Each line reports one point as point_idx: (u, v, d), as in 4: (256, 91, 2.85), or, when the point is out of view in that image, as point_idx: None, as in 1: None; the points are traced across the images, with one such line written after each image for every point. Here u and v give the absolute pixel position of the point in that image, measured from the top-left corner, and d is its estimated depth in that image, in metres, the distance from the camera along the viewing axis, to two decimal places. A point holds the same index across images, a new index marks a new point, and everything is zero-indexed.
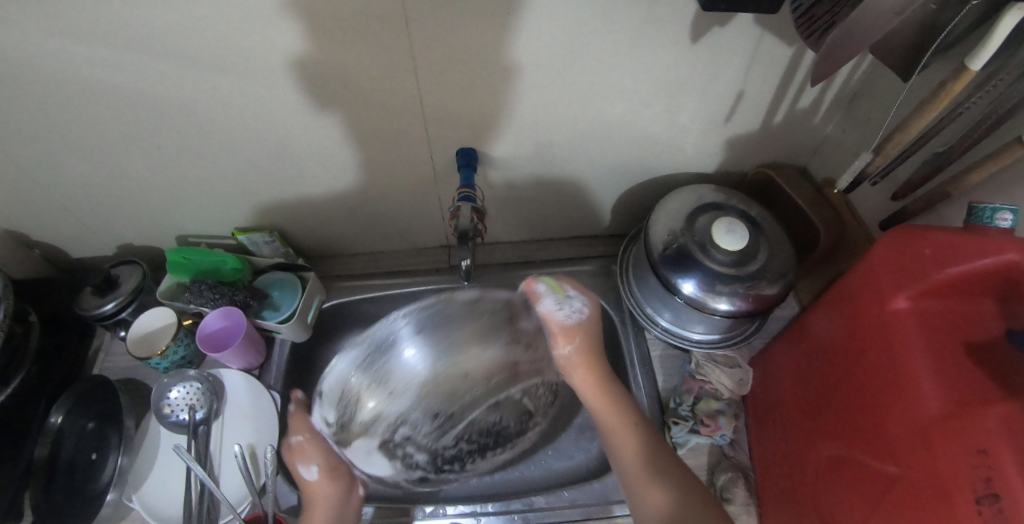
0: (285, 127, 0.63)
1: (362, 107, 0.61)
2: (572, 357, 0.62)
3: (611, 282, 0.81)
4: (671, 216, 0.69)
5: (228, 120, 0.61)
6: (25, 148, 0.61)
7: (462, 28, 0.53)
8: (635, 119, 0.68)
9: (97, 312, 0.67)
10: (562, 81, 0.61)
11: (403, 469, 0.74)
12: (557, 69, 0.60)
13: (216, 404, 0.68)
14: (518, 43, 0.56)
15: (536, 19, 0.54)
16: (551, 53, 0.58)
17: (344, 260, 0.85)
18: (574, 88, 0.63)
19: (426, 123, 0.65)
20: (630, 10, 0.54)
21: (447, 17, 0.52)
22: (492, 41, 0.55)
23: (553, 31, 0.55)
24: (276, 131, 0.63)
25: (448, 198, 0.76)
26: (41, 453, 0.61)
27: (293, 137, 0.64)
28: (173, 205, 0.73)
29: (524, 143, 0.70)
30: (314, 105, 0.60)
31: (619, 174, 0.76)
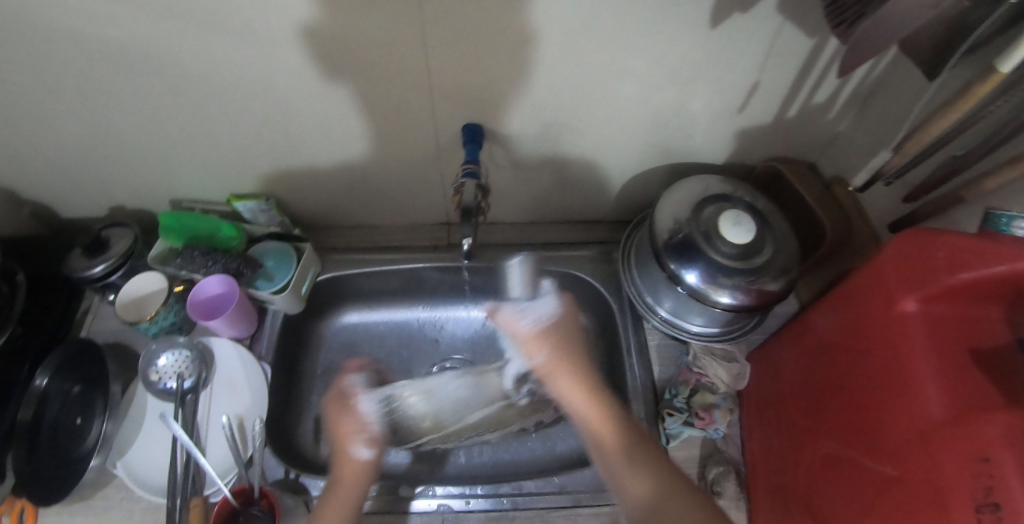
0: (285, 92, 0.60)
1: (368, 77, 0.59)
2: (549, 364, 0.59)
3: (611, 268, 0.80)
4: (677, 205, 0.68)
5: (227, 84, 0.59)
6: (15, 103, 0.59)
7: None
8: (647, 104, 0.66)
9: (86, 274, 0.65)
10: (574, 61, 0.60)
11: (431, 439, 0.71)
12: (571, 49, 0.58)
13: (205, 373, 0.67)
14: (532, 18, 0.54)
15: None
16: (566, 29, 0.56)
17: (340, 231, 0.82)
18: (586, 68, 0.61)
19: (432, 97, 0.63)
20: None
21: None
22: (506, 15, 0.53)
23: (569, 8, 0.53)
24: (278, 97, 0.61)
25: (450, 176, 0.74)
26: (24, 416, 0.59)
27: (294, 104, 0.62)
28: (168, 169, 0.71)
29: (531, 122, 0.68)
30: (317, 72, 0.58)
31: (628, 159, 0.75)
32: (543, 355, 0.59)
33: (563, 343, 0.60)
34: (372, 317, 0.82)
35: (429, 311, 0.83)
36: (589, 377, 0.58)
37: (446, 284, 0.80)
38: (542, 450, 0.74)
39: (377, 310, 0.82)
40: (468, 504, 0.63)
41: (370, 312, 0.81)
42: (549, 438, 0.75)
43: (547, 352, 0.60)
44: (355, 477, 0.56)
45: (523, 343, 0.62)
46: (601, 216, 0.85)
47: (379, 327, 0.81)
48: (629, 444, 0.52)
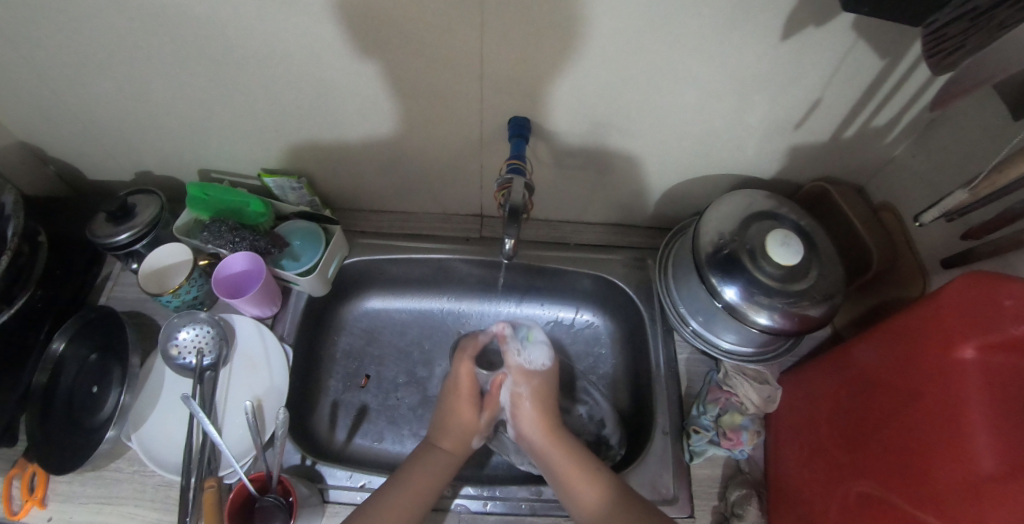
0: (328, 69, 0.57)
1: (415, 60, 0.56)
2: (528, 394, 0.67)
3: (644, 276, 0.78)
4: (723, 219, 0.66)
5: (268, 57, 0.56)
6: (48, 56, 0.56)
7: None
8: (701, 112, 0.64)
9: (111, 242, 0.64)
10: (631, 62, 0.57)
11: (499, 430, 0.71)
12: (630, 49, 0.55)
13: (225, 350, 0.65)
14: (595, 13, 0.51)
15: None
16: (627, 28, 0.53)
17: (370, 215, 0.80)
18: (644, 68, 0.58)
19: (478, 87, 0.60)
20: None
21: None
22: (569, 9, 0.50)
23: (633, 6, 0.50)
24: (319, 74, 0.58)
25: (488, 168, 0.72)
26: (39, 380, 0.61)
27: (334, 81, 0.59)
28: (200, 138, 0.69)
29: (577, 120, 0.65)
30: (364, 50, 0.55)
31: (673, 167, 0.72)
32: (527, 389, 0.67)
33: (541, 382, 0.69)
34: (395, 305, 0.80)
35: (454, 302, 0.81)
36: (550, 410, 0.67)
37: (474, 277, 0.79)
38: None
39: (401, 297, 0.80)
40: (485, 507, 0.62)
41: (394, 300, 0.80)
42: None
43: (530, 385, 0.68)
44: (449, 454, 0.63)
45: (509, 374, 0.69)
46: (636, 221, 0.82)
47: (401, 316, 0.79)
48: (585, 466, 0.60)
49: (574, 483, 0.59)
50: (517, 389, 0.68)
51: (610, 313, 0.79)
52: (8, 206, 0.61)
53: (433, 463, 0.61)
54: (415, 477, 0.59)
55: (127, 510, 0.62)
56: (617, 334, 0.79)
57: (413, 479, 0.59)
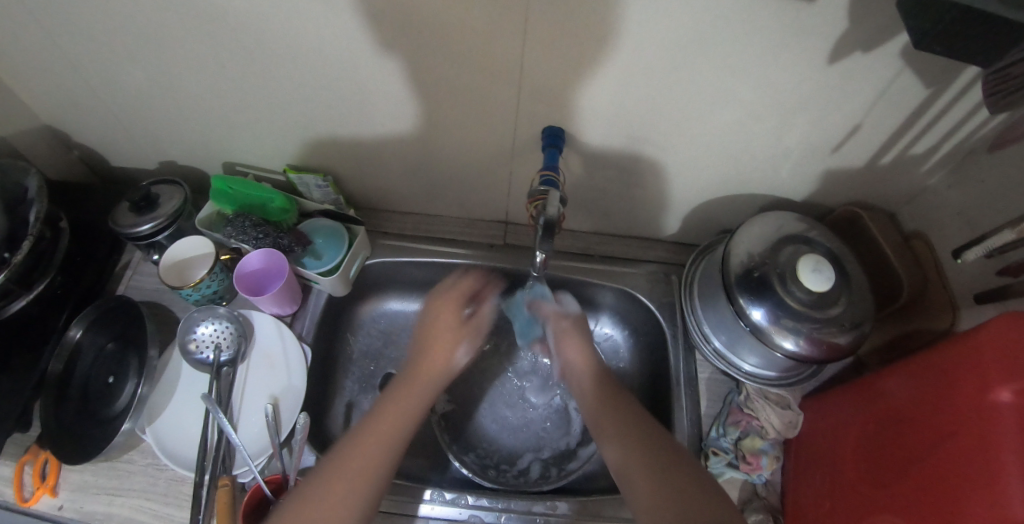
0: (360, 68, 0.56)
1: (450, 63, 0.55)
2: (565, 333, 0.63)
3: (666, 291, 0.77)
4: (754, 240, 0.65)
5: (302, 53, 0.55)
6: (82, 44, 0.55)
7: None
8: (737, 131, 0.63)
9: (133, 232, 0.63)
10: (670, 76, 0.56)
11: (498, 426, 0.73)
12: (671, 64, 0.54)
13: (244, 346, 0.65)
14: (638, 27, 0.50)
15: (670, 6, 0.47)
16: (669, 43, 0.51)
17: (393, 216, 0.79)
18: (682, 84, 0.57)
19: (512, 95, 0.59)
20: (776, 17, 0.48)
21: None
22: (612, 20, 0.49)
23: (677, 21, 0.49)
24: (351, 73, 0.57)
25: (515, 176, 0.71)
26: (54, 368, 0.61)
27: (365, 80, 0.58)
28: (227, 131, 0.68)
29: (609, 132, 0.64)
30: (399, 51, 0.54)
31: (703, 184, 0.71)
32: (567, 326, 0.63)
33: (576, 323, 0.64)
34: (414, 307, 0.79)
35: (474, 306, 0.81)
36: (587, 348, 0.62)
37: None
38: (536, 438, 0.72)
39: (420, 300, 0.79)
40: (498, 519, 0.61)
41: (412, 303, 0.79)
42: (530, 414, 0.74)
43: (566, 323, 0.64)
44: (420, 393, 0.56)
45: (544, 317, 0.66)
46: (661, 235, 0.81)
47: (420, 319, 0.79)
48: (617, 406, 0.55)
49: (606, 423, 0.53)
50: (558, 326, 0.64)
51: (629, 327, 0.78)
52: (34, 192, 0.64)
53: (391, 416, 0.53)
54: (367, 437, 0.50)
55: (139, 503, 0.61)
56: (635, 349, 0.79)
57: (370, 434, 0.51)
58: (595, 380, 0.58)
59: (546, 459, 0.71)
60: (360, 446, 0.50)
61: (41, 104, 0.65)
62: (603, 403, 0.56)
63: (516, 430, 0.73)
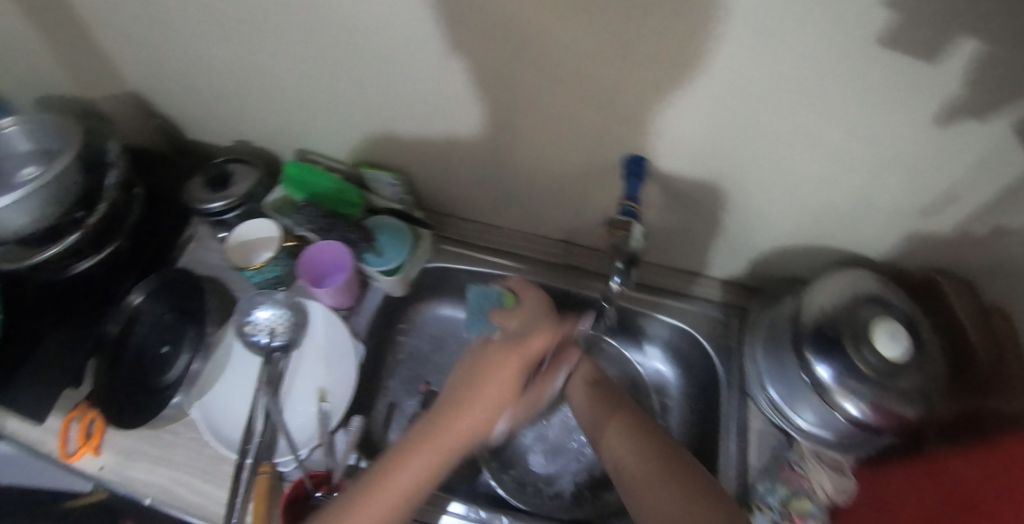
0: (431, 65, 0.55)
1: (521, 70, 0.53)
2: (578, 390, 0.63)
3: (727, 335, 0.71)
4: (829, 298, 0.62)
5: (377, 46, 0.54)
6: (177, 17, 0.57)
7: (668, 17, 0.44)
8: (819, 181, 0.60)
9: (204, 208, 0.65)
10: (756, 114, 0.52)
11: (538, 443, 0.72)
12: (756, 100, 0.50)
13: (298, 334, 0.64)
14: (723, 57, 0.46)
15: (765, 40, 0.44)
16: (758, 79, 0.48)
17: (455, 221, 0.78)
18: (767, 122, 0.53)
19: (583, 112, 0.56)
20: (881, 69, 0.44)
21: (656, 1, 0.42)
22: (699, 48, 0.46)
23: (768, 57, 0.45)
24: (422, 70, 0.56)
25: (580, 198, 0.68)
26: (111, 331, 0.64)
27: (435, 78, 0.57)
28: (303, 118, 0.68)
29: (685, 162, 0.61)
30: (470, 50, 0.52)
31: (775, 234, 0.69)
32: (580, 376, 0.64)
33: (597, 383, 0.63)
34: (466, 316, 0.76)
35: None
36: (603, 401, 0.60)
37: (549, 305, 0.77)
38: (576, 461, 0.71)
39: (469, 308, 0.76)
40: None
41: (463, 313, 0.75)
42: (568, 437, 0.72)
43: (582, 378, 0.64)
44: (439, 458, 0.50)
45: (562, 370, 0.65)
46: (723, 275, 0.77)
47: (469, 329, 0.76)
48: (643, 465, 0.52)
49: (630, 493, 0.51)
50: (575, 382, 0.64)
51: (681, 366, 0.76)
52: (114, 156, 0.67)
53: (420, 459, 0.50)
54: (379, 487, 0.48)
55: (179, 476, 0.62)
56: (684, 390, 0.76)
57: (405, 471, 0.49)
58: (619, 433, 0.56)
59: (582, 483, 0.70)
60: (400, 474, 0.49)
61: (130, 70, 0.68)
62: (632, 465, 0.53)
63: (555, 452, 0.71)
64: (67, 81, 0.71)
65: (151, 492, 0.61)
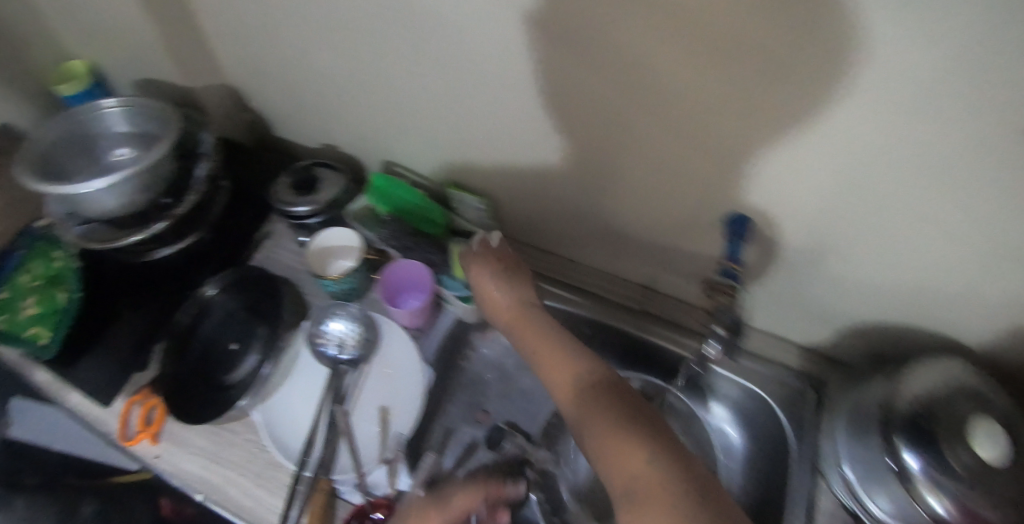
0: (531, 85, 0.52)
1: (619, 101, 0.49)
2: (570, 385, 0.49)
3: (803, 404, 0.68)
4: (925, 386, 0.57)
5: (480, 60, 0.53)
6: (287, 18, 0.59)
7: (787, 63, 0.38)
8: (934, 267, 0.51)
9: (289, 211, 0.65)
10: (870, 182, 0.45)
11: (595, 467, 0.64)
12: (872, 170, 0.43)
13: (366, 351, 0.64)
14: (834, 117, 0.40)
15: (893, 109, 0.37)
16: (879, 146, 0.41)
17: (537, 253, 0.77)
18: (885, 195, 0.45)
19: (677, 156, 0.52)
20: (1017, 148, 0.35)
21: (775, 45, 0.37)
22: (809, 106, 0.40)
23: (881, 115, 0.38)
24: (519, 89, 0.54)
25: (659, 244, 0.65)
26: (181, 320, 0.65)
27: (531, 97, 0.54)
28: (396, 131, 0.69)
29: (782, 224, 0.55)
30: (568, 72, 0.49)
31: (854, 312, 0.63)
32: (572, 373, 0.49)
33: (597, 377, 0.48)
34: None
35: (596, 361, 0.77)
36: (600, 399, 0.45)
37: (619, 347, 0.74)
38: None
39: None
40: None
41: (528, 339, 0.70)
42: None
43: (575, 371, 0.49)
44: None
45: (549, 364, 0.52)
46: (803, 341, 0.72)
47: None
48: (651, 493, 0.36)
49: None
50: (569, 375, 0.49)
51: (751, 429, 0.73)
52: (207, 148, 0.68)
53: None
54: None
55: (234, 476, 0.61)
56: (750, 455, 0.72)
57: None
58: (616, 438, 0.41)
59: None
60: None
61: (232, 66, 0.70)
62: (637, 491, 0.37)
63: None
64: (173, 67, 0.73)
65: (205, 489, 0.60)
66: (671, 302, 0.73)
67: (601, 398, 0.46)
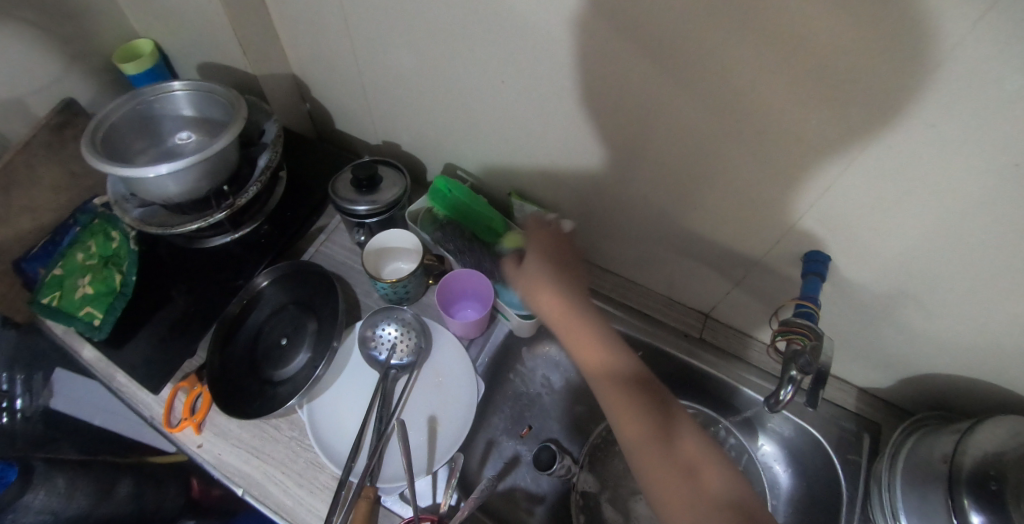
0: (612, 100, 0.51)
1: (705, 125, 0.47)
2: (601, 379, 0.52)
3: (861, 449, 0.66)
4: (996, 442, 0.53)
5: (562, 71, 0.51)
6: (361, 16, 0.59)
7: (898, 100, 0.37)
8: (1017, 324, 0.48)
9: (350, 209, 0.63)
10: (972, 226, 0.42)
11: None
12: (971, 210, 0.41)
13: (419, 357, 0.64)
14: (935, 163, 0.39)
15: (1002, 157, 0.36)
16: (979, 195, 0.39)
17: (594, 270, 0.76)
18: (981, 246, 0.43)
19: (759, 189, 0.50)
20: None
21: (894, 80, 0.36)
22: (913, 149, 0.39)
23: (970, 136, 0.36)
24: (599, 103, 0.52)
25: (722, 271, 0.63)
26: (232, 309, 0.64)
27: (609, 113, 0.52)
28: (461, 136, 0.69)
29: (864, 267, 0.52)
30: (653, 90, 0.47)
31: (917, 363, 0.61)
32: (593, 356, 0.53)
33: (618, 358, 0.53)
34: None
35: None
36: (627, 388, 0.50)
37: (669, 372, 0.73)
38: None
39: None
40: None
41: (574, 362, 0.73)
42: None
43: (597, 355, 0.53)
44: None
45: (576, 350, 0.54)
46: (862, 384, 0.69)
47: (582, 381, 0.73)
48: (648, 426, 0.48)
49: (642, 459, 0.48)
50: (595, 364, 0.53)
51: (801, 469, 0.70)
52: (270, 137, 0.67)
53: None
54: None
55: (274, 473, 0.60)
56: (798, 496, 0.70)
57: None
58: (628, 405, 0.50)
59: None
60: None
61: (301, 58, 0.71)
62: (645, 439, 0.48)
63: None
64: None
65: (244, 483, 0.59)
66: (728, 331, 0.71)
67: (625, 384, 0.51)
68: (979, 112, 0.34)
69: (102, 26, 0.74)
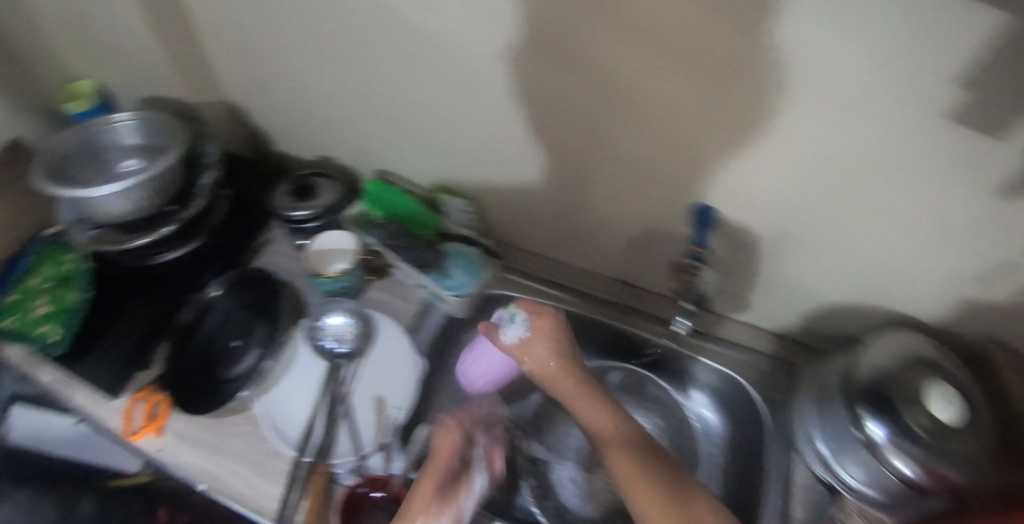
0: (496, 86, 0.58)
1: (575, 98, 0.55)
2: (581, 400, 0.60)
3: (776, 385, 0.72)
4: (881, 357, 0.59)
5: (450, 65, 0.58)
6: (278, 40, 0.66)
7: (708, 48, 0.44)
8: (865, 242, 0.56)
9: (288, 214, 0.71)
10: (799, 157, 0.49)
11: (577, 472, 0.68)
12: (793, 141, 0.48)
13: (364, 344, 0.69)
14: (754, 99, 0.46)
15: (812, 98, 0.43)
16: (793, 125, 0.46)
17: (523, 254, 0.82)
18: (814, 171, 0.50)
19: (634, 149, 0.57)
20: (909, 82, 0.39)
21: (699, 34, 0.43)
22: (735, 90, 0.46)
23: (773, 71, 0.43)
24: (487, 92, 0.59)
25: (627, 235, 0.70)
26: (186, 318, 0.68)
27: (497, 99, 0.59)
28: (384, 142, 0.75)
29: (733, 210, 0.59)
30: (526, 74, 0.55)
31: (807, 297, 0.68)
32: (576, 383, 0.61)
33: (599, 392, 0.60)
34: None
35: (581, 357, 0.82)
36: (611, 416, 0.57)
37: (601, 339, 0.79)
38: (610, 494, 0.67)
39: None
40: None
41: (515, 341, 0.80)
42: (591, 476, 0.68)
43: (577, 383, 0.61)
44: None
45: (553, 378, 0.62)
46: (774, 327, 0.75)
47: None
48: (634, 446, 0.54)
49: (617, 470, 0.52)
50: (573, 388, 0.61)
51: (730, 415, 0.76)
52: (211, 159, 0.73)
53: None
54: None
55: (231, 466, 0.61)
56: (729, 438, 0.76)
57: None
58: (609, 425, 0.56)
59: None
60: None
61: (233, 86, 0.77)
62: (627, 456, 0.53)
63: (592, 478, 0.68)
64: (180, 87, 0.80)
65: (207, 478, 0.60)
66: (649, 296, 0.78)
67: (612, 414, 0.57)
68: (787, 57, 0.41)
69: (46, 72, 0.80)
